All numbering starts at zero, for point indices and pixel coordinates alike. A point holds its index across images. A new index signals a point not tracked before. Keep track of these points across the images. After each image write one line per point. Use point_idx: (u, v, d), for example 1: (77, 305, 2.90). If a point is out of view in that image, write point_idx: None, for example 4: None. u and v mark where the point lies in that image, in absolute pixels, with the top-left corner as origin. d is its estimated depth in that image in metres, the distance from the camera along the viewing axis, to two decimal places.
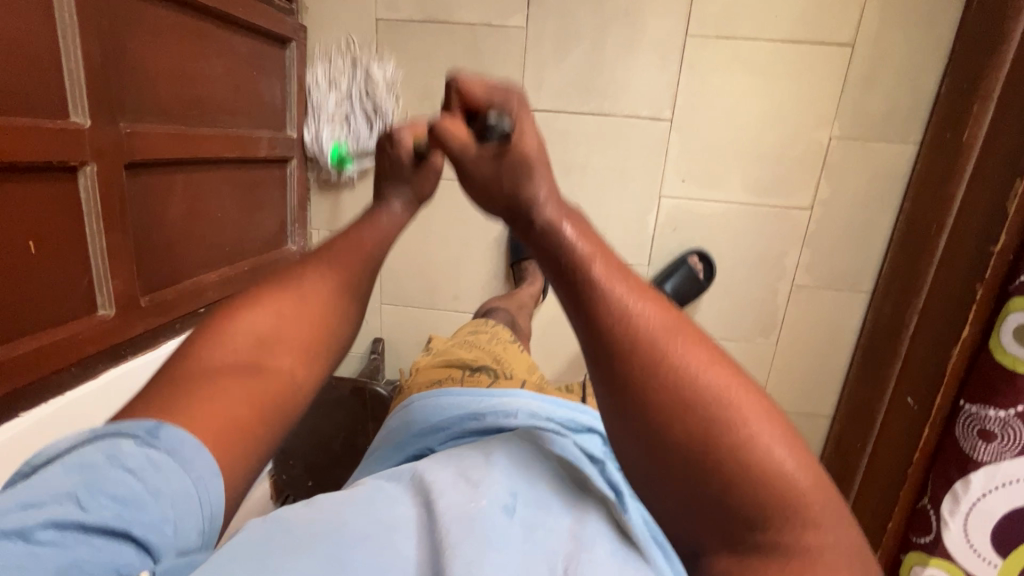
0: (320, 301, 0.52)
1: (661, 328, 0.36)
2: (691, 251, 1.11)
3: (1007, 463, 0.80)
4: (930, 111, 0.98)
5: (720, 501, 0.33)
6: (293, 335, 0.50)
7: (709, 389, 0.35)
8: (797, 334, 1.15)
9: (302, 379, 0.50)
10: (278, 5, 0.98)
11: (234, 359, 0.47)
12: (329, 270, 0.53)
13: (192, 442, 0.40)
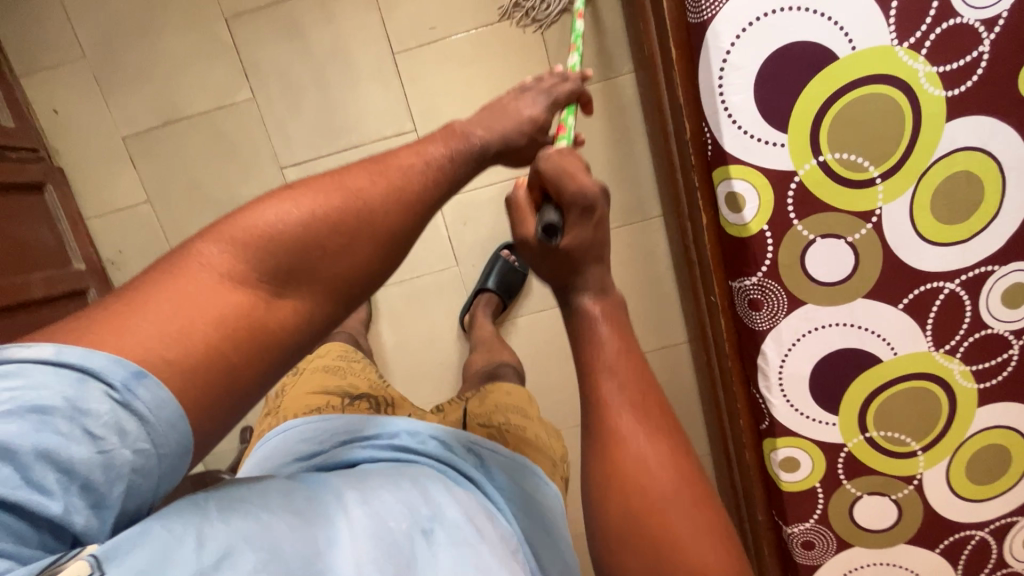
0: (375, 223, 0.42)
1: (655, 414, 0.46)
2: (501, 245, 1.15)
3: (781, 323, 0.83)
4: (628, 39, 1.05)
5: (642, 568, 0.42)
6: (318, 262, 0.40)
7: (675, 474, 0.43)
8: (620, 280, 1.17)
9: (310, 304, 0.41)
10: (17, 158, 1.04)
11: (239, 267, 0.38)
12: (368, 184, 0.43)
13: (173, 411, 0.34)
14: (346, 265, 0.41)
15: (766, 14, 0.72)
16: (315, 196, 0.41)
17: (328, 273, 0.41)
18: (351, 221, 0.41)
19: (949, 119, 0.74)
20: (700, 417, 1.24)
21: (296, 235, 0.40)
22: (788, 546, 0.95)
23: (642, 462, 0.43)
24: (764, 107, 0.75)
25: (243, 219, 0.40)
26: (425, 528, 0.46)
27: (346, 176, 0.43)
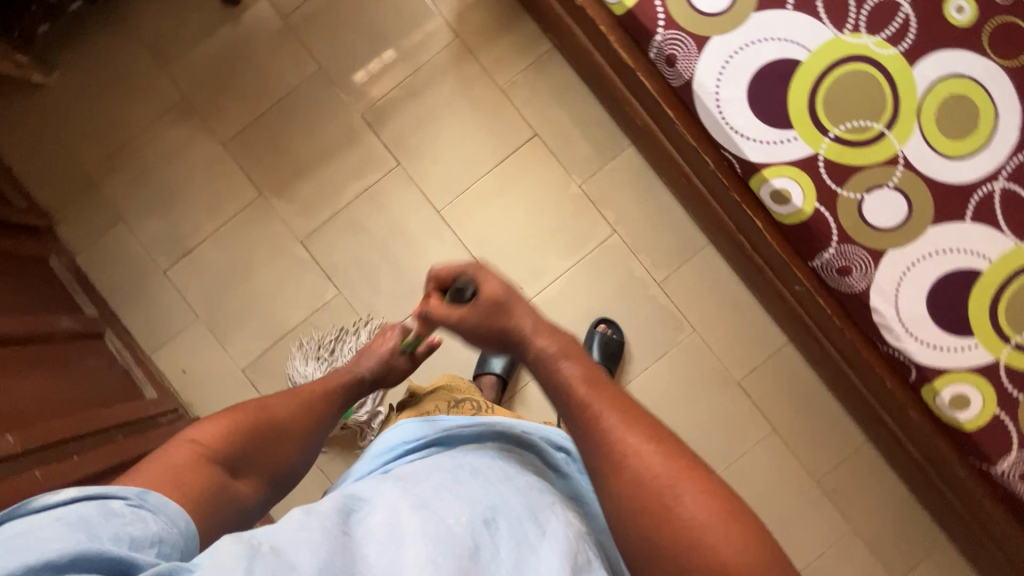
0: (277, 425, 0.68)
1: (615, 403, 0.57)
2: (593, 321, 1.24)
3: (875, 276, 0.90)
4: (617, 125, 1.25)
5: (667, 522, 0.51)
6: (253, 447, 0.64)
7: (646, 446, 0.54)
8: (702, 315, 1.24)
9: (252, 485, 0.64)
10: (165, 419, 1.15)
11: (209, 454, 0.60)
12: (268, 405, 0.69)
13: (175, 507, 0.53)
14: (280, 453, 0.67)
15: (732, 55, 0.90)
16: (244, 408, 0.66)
17: (268, 461, 0.65)
18: (272, 420, 0.67)
19: (913, 65, 0.88)
20: (838, 410, 1.23)
21: (243, 435, 0.64)
22: (1012, 488, 0.90)
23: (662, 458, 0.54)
24: (763, 117, 0.90)
25: (194, 436, 0.62)
26: (486, 518, 0.51)
27: (264, 396, 0.70)
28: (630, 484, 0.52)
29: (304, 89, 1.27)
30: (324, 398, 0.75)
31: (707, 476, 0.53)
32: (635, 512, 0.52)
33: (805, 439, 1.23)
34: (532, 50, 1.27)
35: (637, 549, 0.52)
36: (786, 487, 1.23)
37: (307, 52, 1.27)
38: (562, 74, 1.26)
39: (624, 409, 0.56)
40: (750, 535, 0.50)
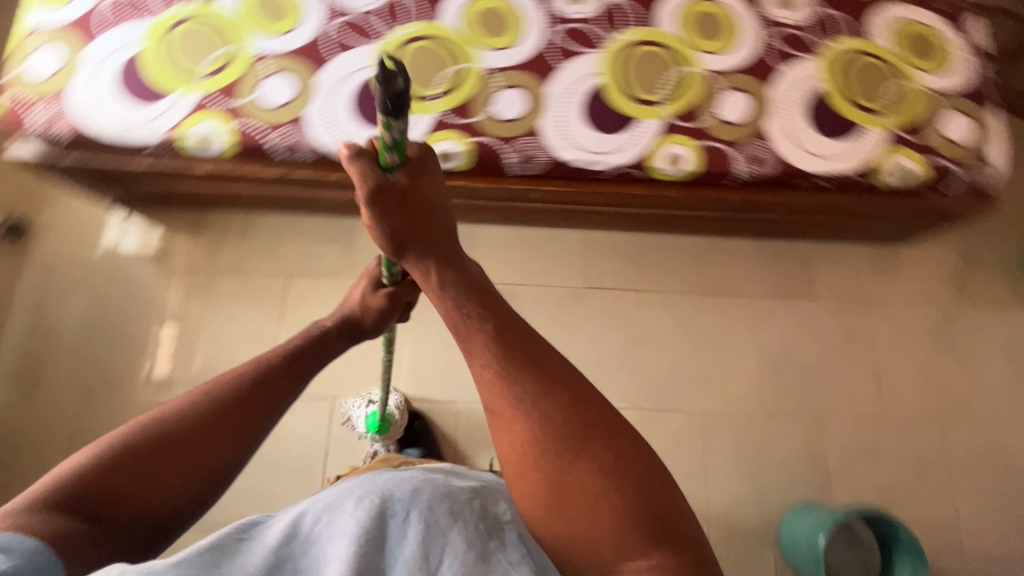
0: (166, 452, 0.60)
1: (548, 399, 0.57)
2: None
3: (548, 142, 1.07)
4: (337, 218, 1.38)
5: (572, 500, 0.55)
6: (138, 480, 0.58)
7: (579, 445, 0.56)
8: (518, 269, 1.36)
9: (137, 516, 0.58)
10: None
11: (77, 495, 0.56)
12: (167, 420, 0.62)
13: (30, 545, 0.51)
14: (162, 484, 0.59)
15: (326, 111, 1.06)
16: (135, 427, 0.61)
17: (153, 498, 0.59)
18: (159, 443, 0.60)
19: (439, 23, 1.12)
20: (659, 237, 1.39)
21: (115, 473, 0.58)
22: (756, 176, 1.08)
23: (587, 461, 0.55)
24: (383, 125, 1.06)
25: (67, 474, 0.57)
26: (389, 509, 0.59)
27: (165, 406, 0.64)
28: (568, 487, 0.55)
29: (83, 417, 1.25)
30: (244, 408, 0.65)
31: (641, 471, 0.56)
32: (562, 509, 0.55)
33: (663, 275, 1.37)
34: (232, 226, 1.38)
35: (561, 549, 0.56)
36: (686, 318, 1.36)
37: (63, 388, 1.27)
38: (267, 224, 1.38)
39: (561, 406, 0.57)
40: (670, 520, 0.55)
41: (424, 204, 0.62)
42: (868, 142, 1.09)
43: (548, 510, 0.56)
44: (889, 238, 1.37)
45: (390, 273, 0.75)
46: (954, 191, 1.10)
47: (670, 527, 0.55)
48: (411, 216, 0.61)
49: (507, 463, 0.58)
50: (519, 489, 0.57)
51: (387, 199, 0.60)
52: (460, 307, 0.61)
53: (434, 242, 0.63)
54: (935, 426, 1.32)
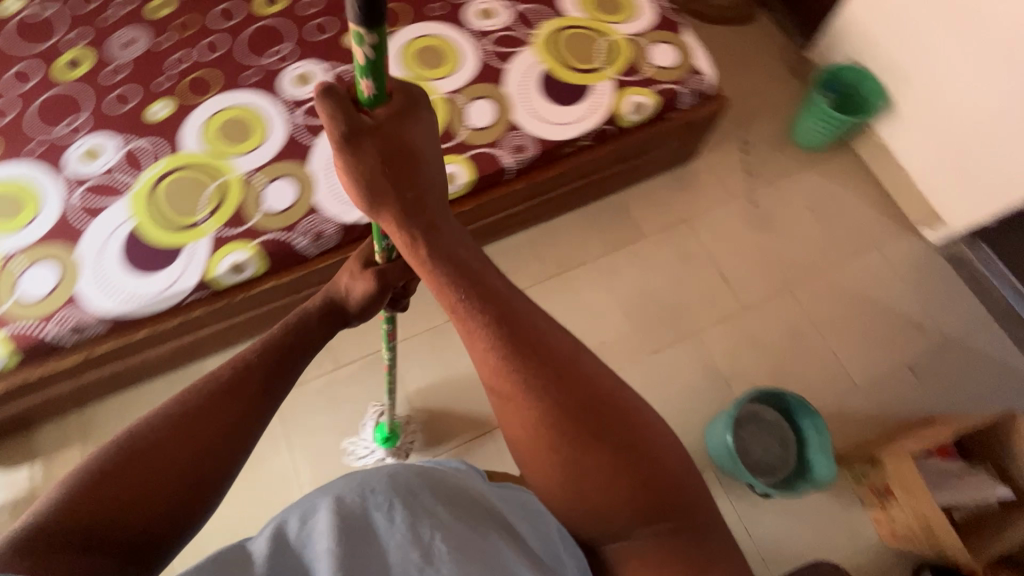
0: (151, 469, 0.55)
1: (552, 382, 0.61)
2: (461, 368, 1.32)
3: (329, 212, 1.11)
4: (179, 373, 1.31)
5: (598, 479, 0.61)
6: (128, 500, 0.54)
7: (585, 417, 0.61)
8: (377, 335, 1.35)
9: (130, 539, 0.53)
10: None
11: (62, 524, 0.51)
12: (153, 431, 0.57)
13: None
14: (152, 501, 0.54)
15: (99, 277, 1.03)
16: (119, 444, 0.56)
17: (142, 513, 0.54)
18: (145, 457, 0.56)
19: (182, 150, 1.14)
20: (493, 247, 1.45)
21: (103, 489, 0.53)
22: (525, 161, 1.19)
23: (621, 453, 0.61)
24: (163, 265, 1.05)
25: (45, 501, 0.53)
26: (374, 506, 0.61)
27: (144, 420, 0.59)
28: (585, 453, 0.61)
29: None
30: (237, 400, 0.62)
31: (660, 472, 0.62)
32: (583, 493, 0.62)
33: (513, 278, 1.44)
34: (73, 431, 1.27)
35: (572, 506, 0.64)
36: (550, 305, 1.42)
37: None
38: (110, 412, 1.29)
39: (565, 382, 0.62)
40: (670, 482, 0.63)
41: (406, 157, 0.60)
42: (601, 94, 1.23)
43: (559, 481, 0.63)
44: (678, 161, 1.52)
45: (381, 247, 0.74)
46: (685, 105, 1.28)
47: (669, 488, 0.63)
48: (392, 177, 0.60)
49: (522, 431, 0.63)
50: (538, 455, 0.62)
51: (365, 154, 0.59)
52: (444, 288, 0.63)
53: (424, 213, 0.62)
54: (790, 295, 1.46)
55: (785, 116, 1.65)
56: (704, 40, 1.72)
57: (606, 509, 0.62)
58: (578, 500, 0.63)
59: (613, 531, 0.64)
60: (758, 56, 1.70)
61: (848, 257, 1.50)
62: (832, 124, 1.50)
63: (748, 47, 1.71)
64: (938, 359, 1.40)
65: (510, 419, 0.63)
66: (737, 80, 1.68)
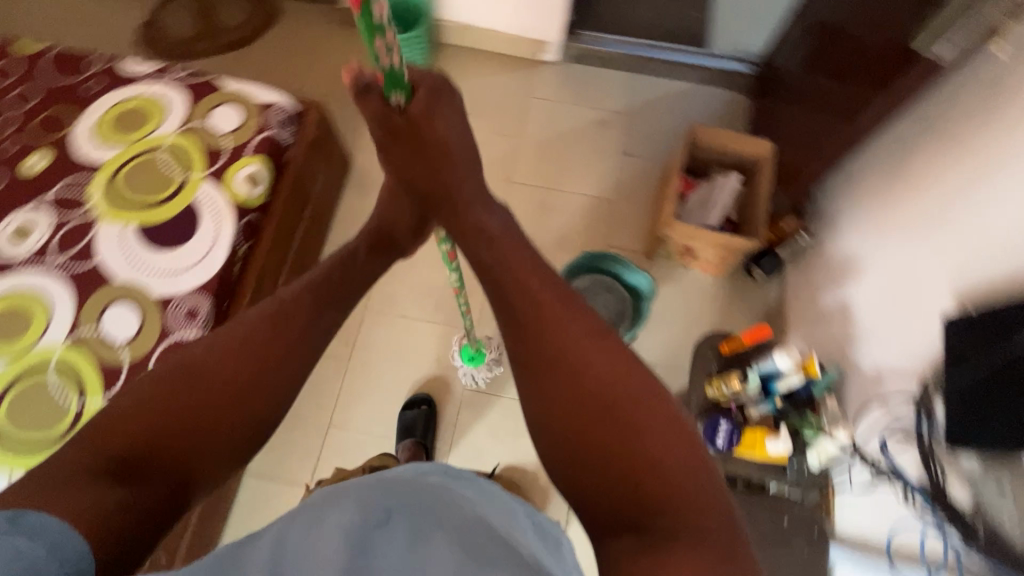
0: (212, 390, 0.60)
1: (594, 329, 0.63)
2: (421, 397, 1.31)
3: None
4: None
5: (595, 441, 0.57)
6: (181, 427, 0.58)
7: (610, 363, 0.60)
8: None
9: (164, 485, 0.55)
10: None
11: (125, 444, 0.55)
12: (228, 346, 0.63)
13: (55, 524, 0.47)
14: (205, 440, 0.58)
15: None
16: (198, 356, 0.62)
17: (178, 459, 0.56)
18: (204, 379, 0.60)
19: None
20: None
21: (143, 428, 0.56)
22: (209, 319, 1.02)
23: (638, 429, 0.56)
24: None
25: (106, 421, 0.57)
26: (380, 515, 0.51)
27: (217, 342, 0.64)
28: (607, 399, 0.58)
29: None
30: (273, 367, 0.64)
31: (656, 472, 0.54)
32: (580, 448, 0.58)
33: (324, 387, 1.34)
34: None
35: (569, 467, 0.58)
36: (371, 373, 1.35)
37: None
38: None
39: (613, 367, 0.60)
40: (681, 475, 0.54)
41: (431, 136, 0.72)
42: (211, 199, 1.08)
43: (567, 429, 0.59)
44: (340, 172, 1.46)
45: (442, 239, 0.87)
46: (290, 140, 1.19)
47: (674, 477, 0.54)
48: (424, 163, 0.74)
49: (533, 365, 0.62)
50: (553, 386, 0.61)
51: (401, 142, 0.74)
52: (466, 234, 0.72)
53: (453, 204, 0.74)
54: (515, 183, 1.53)
55: None
56: (262, 60, 1.63)
57: (598, 475, 0.56)
58: (578, 453, 0.58)
59: (621, 520, 0.54)
60: (312, 37, 1.66)
61: (522, 116, 1.60)
62: (413, 45, 1.52)
63: (298, 38, 1.65)
64: (633, 129, 1.60)
65: (521, 349, 0.63)
66: (317, 69, 1.62)
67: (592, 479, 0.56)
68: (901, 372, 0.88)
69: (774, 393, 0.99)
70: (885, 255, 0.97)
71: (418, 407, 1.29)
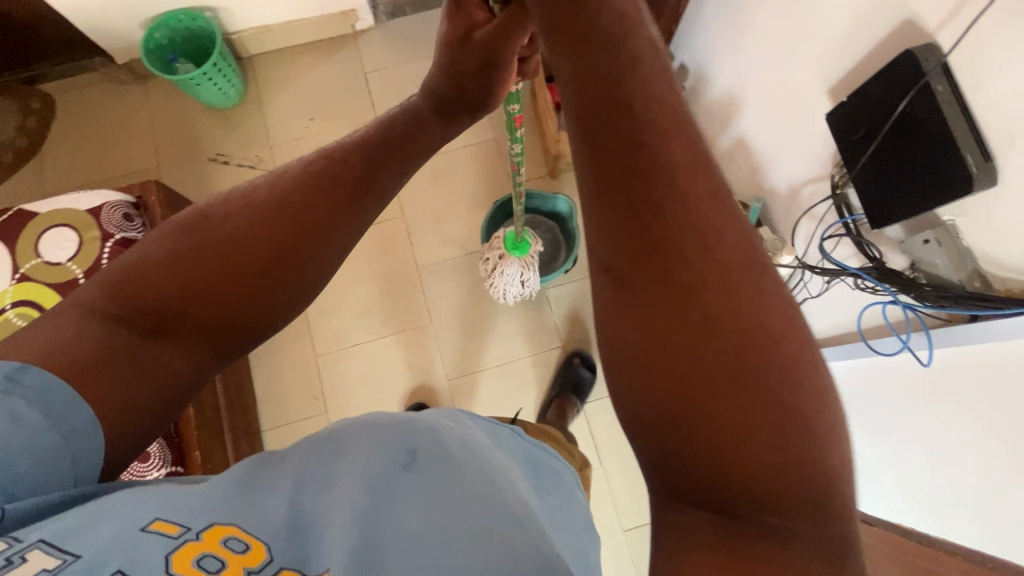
0: (247, 240, 0.52)
1: (740, 250, 0.35)
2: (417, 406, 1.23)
3: None
4: None
5: (712, 397, 0.35)
6: (202, 273, 0.51)
7: (761, 297, 0.35)
8: None
9: (184, 358, 0.52)
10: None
11: (138, 286, 0.50)
12: (267, 204, 0.54)
13: (60, 390, 0.46)
14: (223, 299, 0.51)
15: None
16: (234, 208, 0.54)
17: (197, 324, 0.51)
18: (223, 238, 0.52)
19: None
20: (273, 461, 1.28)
21: (153, 279, 0.51)
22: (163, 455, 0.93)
23: (790, 411, 0.34)
24: None
25: (138, 264, 0.52)
26: (409, 456, 0.45)
27: (262, 190, 0.55)
28: (750, 354, 0.35)
29: None
30: (298, 264, 0.54)
31: (789, 472, 0.34)
32: (682, 394, 0.35)
33: None
34: None
35: (663, 426, 0.36)
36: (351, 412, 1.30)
37: None
38: None
39: (764, 302, 0.35)
40: (811, 468, 0.34)
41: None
42: None
43: (671, 358, 0.36)
44: None
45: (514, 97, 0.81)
46: (144, 234, 1.05)
47: (812, 478, 0.34)
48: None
49: (628, 276, 0.36)
50: (667, 318, 0.35)
51: None
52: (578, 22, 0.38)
53: None
54: None
55: (190, 101, 1.45)
56: (64, 159, 1.41)
57: (694, 452, 0.35)
58: (677, 422, 0.35)
59: (716, 500, 0.35)
60: (107, 112, 1.45)
61: (366, 95, 1.48)
62: (220, 72, 1.35)
63: (91, 120, 1.44)
64: None
65: (611, 244, 0.37)
66: (133, 143, 1.43)
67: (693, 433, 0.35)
68: (812, 178, 0.93)
69: None
70: (757, 77, 0.99)
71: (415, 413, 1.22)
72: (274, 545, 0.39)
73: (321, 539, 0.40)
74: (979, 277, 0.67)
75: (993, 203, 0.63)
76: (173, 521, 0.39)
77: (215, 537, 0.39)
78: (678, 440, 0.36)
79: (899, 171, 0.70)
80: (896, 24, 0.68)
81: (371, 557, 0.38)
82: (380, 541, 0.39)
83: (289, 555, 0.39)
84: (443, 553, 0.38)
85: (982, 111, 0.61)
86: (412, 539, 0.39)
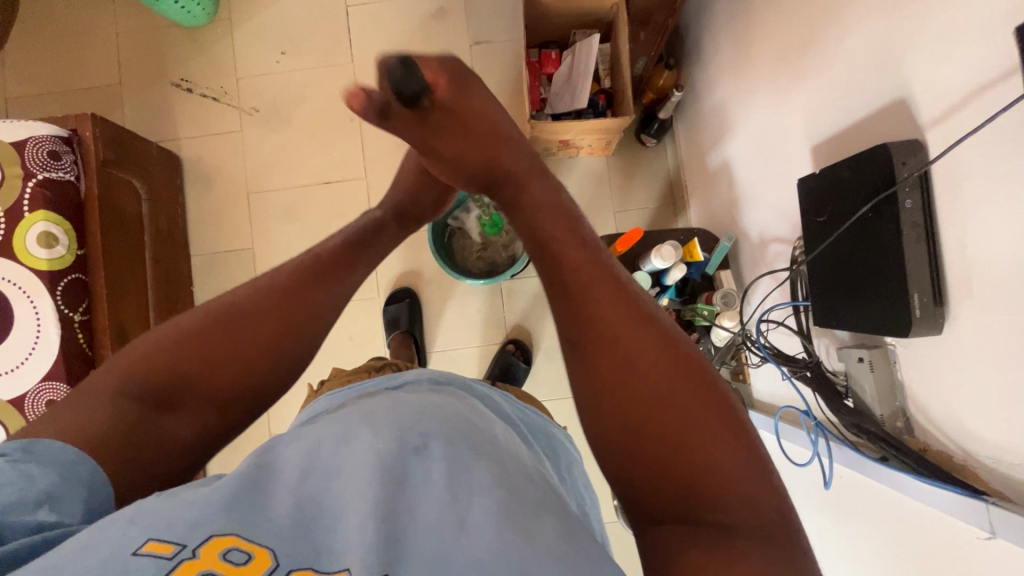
0: (242, 319, 0.52)
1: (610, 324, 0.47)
2: (403, 293, 1.26)
3: None
4: None
5: (638, 436, 0.43)
6: (209, 350, 0.51)
7: (662, 344, 0.46)
8: None
9: (196, 423, 0.50)
10: None
11: (143, 366, 0.49)
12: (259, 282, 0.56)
13: (69, 453, 0.43)
14: (232, 367, 0.51)
15: None
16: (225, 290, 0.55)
17: (208, 390, 0.50)
18: (221, 311, 0.53)
19: None
20: None
21: (159, 358, 0.50)
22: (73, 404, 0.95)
23: (692, 431, 0.42)
24: None
25: (150, 344, 0.51)
26: (416, 444, 0.46)
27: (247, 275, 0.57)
28: (665, 391, 0.43)
29: None
30: (292, 335, 0.54)
31: (709, 463, 0.41)
32: (636, 433, 0.43)
33: None
34: None
35: (615, 459, 0.44)
36: None
37: None
38: None
39: (670, 343, 0.46)
40: (720, 454, 0.41)
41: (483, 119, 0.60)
42: (10, 277, 0.94)
43: (618, 403, 0.44)
44: (168, 174, 1.26)
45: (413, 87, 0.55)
46: (73, 175, 1.01)
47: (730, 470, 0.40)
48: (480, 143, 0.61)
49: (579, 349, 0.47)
50: (608, 362, 0.46)
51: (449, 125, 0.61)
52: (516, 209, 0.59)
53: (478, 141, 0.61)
54: (365, 120, 1.31)
55: (157, 18, 1.34)
56: (24, 67, 1.33)
57: (643, 475, 0.42)
58: (626, 443, 0.43)
59: (670, 506, 0.41)
60: (72, 17, 1.34)
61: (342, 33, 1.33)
62: None
63: (56, 23, 1.34)
64: (476, 6, 1.30)
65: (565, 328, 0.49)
66: (96, 57, 1.33)
67: (626, 473, 0.43)
68: (779, 236, 0.81)
69: (668, 288, 0.94)
70: (751, 103, 0.85)
71: (399, 302, 1.25)
72: (279, 549, 0.35)
73: (331, 532, 0.37)
74: (902, 417, 0.59)
75: (934, 345, 0.54)
76: (168, 539, 0.34)
77: (216, 550, 0.34)
78: (634, 473, 0.43)
79: (845, 280, 0.59)
80: (889, 101, 0.56)
81: (393, 544, 0.36)
82: (401, 529, 0.37)
83: (295, 554, 0.35)
84: (470, 544, 0.37)
85: (950, 240, 0.50)
86: (432, 531, 0.38)
